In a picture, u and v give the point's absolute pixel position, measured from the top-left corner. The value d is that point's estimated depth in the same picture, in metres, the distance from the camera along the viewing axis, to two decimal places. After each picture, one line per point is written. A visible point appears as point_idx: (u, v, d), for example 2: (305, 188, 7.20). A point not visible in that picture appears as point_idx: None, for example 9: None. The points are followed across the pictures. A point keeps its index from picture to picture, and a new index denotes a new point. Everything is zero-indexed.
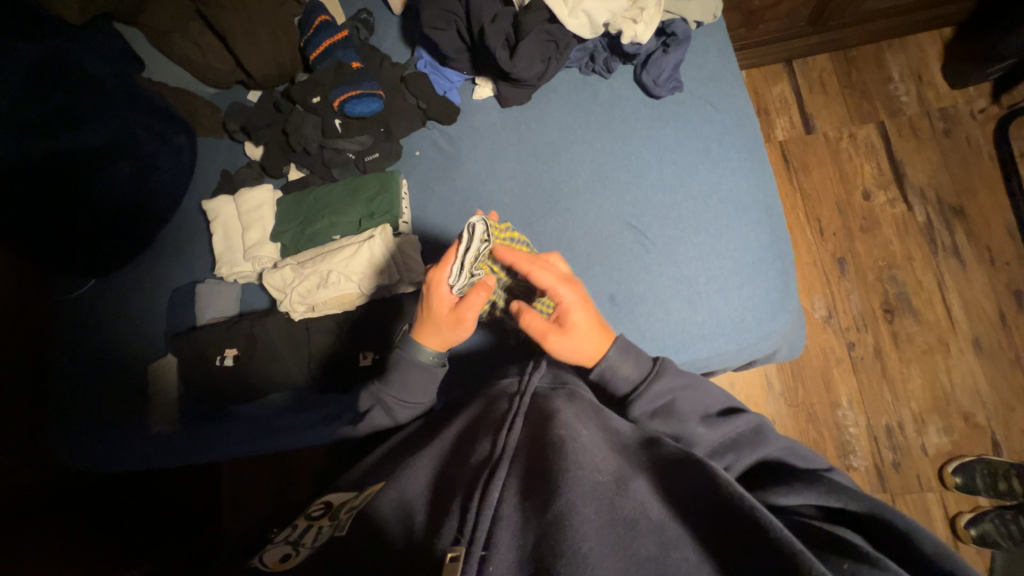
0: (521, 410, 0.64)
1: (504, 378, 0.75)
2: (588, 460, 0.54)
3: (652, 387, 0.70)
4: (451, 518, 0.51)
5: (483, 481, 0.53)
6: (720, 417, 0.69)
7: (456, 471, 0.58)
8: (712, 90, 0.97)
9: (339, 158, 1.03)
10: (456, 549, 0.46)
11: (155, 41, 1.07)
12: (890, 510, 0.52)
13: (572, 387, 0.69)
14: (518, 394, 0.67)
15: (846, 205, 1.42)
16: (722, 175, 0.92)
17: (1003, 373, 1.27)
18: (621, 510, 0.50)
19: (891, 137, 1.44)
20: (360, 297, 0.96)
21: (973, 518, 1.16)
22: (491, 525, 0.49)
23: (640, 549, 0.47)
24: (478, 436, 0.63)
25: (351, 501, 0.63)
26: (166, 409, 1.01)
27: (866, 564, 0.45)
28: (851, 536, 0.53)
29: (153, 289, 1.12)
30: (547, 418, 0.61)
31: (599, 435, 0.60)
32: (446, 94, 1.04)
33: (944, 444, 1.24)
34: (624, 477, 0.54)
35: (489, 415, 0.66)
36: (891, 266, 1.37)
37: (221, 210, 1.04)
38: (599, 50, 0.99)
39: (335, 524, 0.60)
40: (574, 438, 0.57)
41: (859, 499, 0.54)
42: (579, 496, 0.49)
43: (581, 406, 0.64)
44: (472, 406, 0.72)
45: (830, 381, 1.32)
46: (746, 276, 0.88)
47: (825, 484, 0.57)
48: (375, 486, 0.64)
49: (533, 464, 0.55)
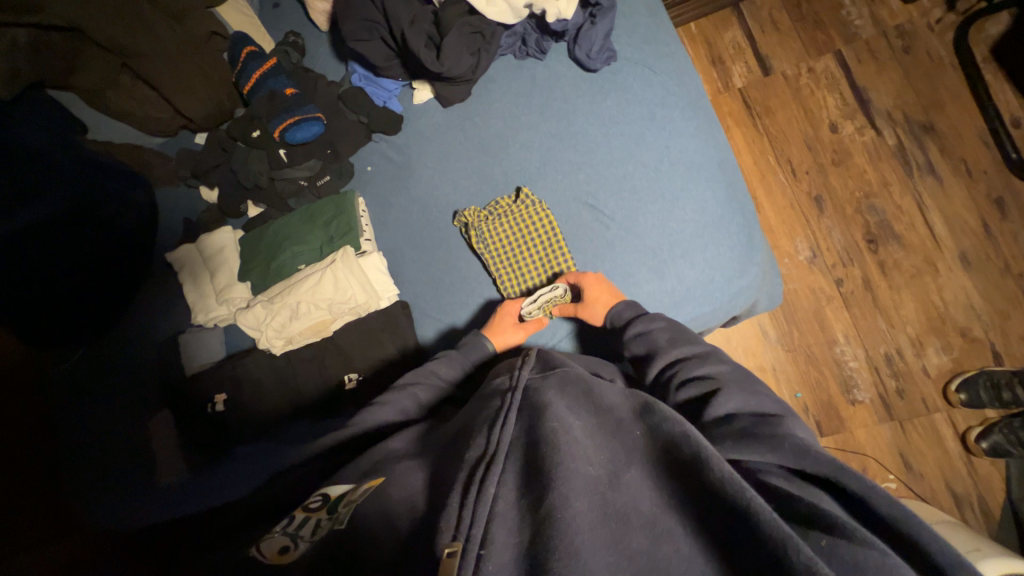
0: (515, 405, 0.54)
1: (495, 377, 0.66)
2: (581, 452, 0.46)
3: (640, 323, 0.76)
4: (449, 512, 0.42)
5: (477, 475, 0.45)
6: (697, 361, 0.66)
7: (454, 458, 0.50)
8: (649, 52, 0.95)
9: (292, 187, 1.03)
10: (455, 544, 0.39)
11: (89, 99, 1.04)
12: (849, 474, 0.46)
13: (566, 373, 0.59)
14: (511, 390, 0.57)
15: (814, 140, 1.40)
16: (671, 138, 0.91)
17: (996, 283, 1.26)
18: (612, 504, 0.43)
19: (850, 64, 1.41)
20: (335, 322, 0.97)
21: (983, 432, 1.16)
22: (487, 520, 0.41)
23: (630, 544, 0.40)
24: (472, 428, 0.54)
25: (349, 493, 0.52)
26: (171, 458, 1.03)
27: (842, 539, 0.40)
28: (820, 496, 0.47)
29: (139, 347, 1.12)
30: (540, 409, 0.51)
31: (591, 424, 0.52)
32: (387, 103, 1.03)
33: (945, 363, 1.24)
34: (617, 468, 0.46)
35: (480, 414, 0.56)
36: (869, 195, 1.35)
37: (185, 258, 1.04)
38: (529, 32, 0.97)
39: (333, 519, 0.49)
40: (568, 431, 0.48)
41: (818, 462, 0.47)
42: (572, 488, 0.42)
43: (574, 395, 0.55)
44: (460, 412, 0.62)
45: (824, 320, 1.32)
46: (709, 236, 0.87)
47: (788, 447, 0.49)
48: (375, 480, 0.53)
49: (530, 458, 0.47)
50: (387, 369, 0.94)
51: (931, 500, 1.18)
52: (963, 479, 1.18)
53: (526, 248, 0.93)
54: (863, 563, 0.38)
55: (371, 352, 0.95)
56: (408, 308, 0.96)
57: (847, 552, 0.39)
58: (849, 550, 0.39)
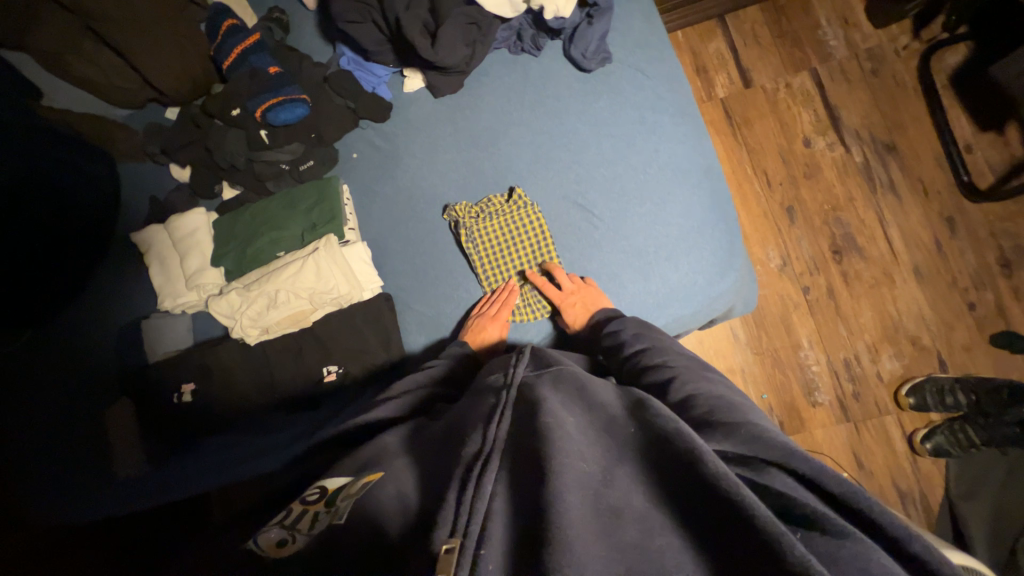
0: (510, 401, 0.53)
1: (489, 373, 0.65)
2: (575, 446, 0.45)
3: (612, 325, 0.79)
4: (446, 509, 0.41)
5: (474, 473, 0.44)
6: (656, 351, 0.70)
7: (447, 457, 0.49)
8: (642, 57, 0.96)
9: (272, 170, 0.99)
10: (452, 540, 0.38)
11: (45, 63, 0.95)
12: (799, 458, 0.45)
13: (560, 369, 0.59)
14: (505, 386, 0.57)
15: (789, 153, 1.46)
16: (661, 142, 0.93)
17: (945, 296, 1.36)
18: (604, 499, 0.42)
19: (825, 83, 1.48)
20: (314, 312, 0.94)
21: (927, 433, 1.25)
22: (484, 518, 0.40)
23: (624, 539, 0.39)
24: (466, 426, 0.53)
25: (348, 485, 0.50)
26: (130, 451, 0.97)
27: (819, 532, 0.40)
28: (777, 481, 0.45)
29: (96, 332, 1.04)
30: (535, 404, 0.51)
31: (585, 420, 0.51)
32: (376, 89, 1.01)
33: (896, 369, 1.33)
34: (610, 464, 0.45)
35: (474, 410, 0.55)
36: (836, 208, 1.43)
37: (153, 240, 0.98)
38: (525, 27, 0.96)
39: (331, 513, 0.47)
40: (563, 427, 0.47)
41: (770, 447, 0.47)
42: (566, 483, 0.41)
43: (569, 391, 0.55)
44: (452, 408, 0.61)
45: (790, 325, 1.38)
46: (692, 240, 0.89)
47: (741, 434, 0.50)
48: (373, 474, 0.51)
49: (527, 452, 0.46)
50: (368, 361, 0.92)
51: (877, 495, 1.27)
52: (908, 477, 1.27)
53: (514, 241, 0.94)
54: (839, 555, 0.38)
55: (352, 342, 0.93)
56: (391, 301, 0.94)
57: (822, 543, 0.39)
58: (826, 543, 0.39)
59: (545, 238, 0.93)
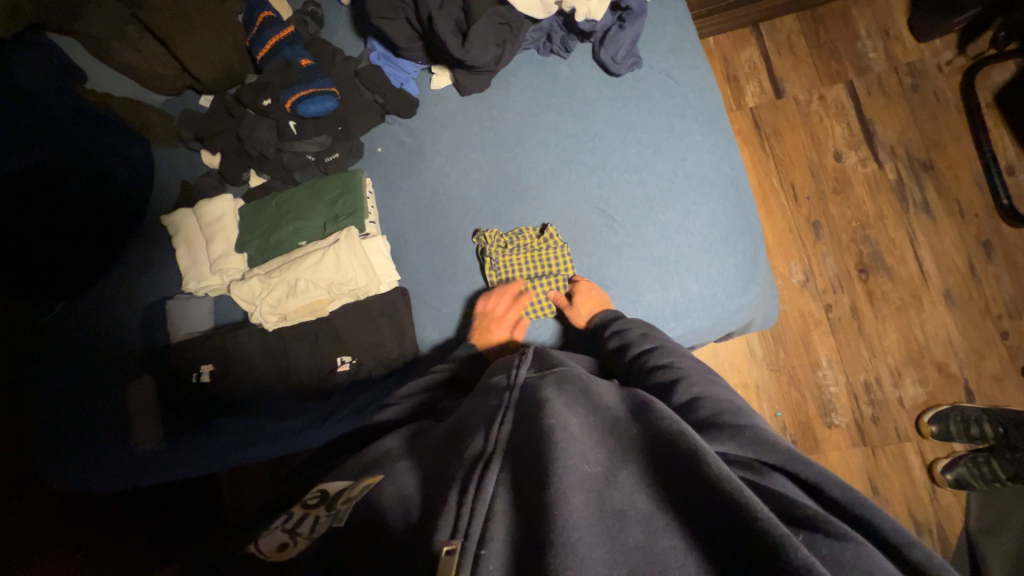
0: (512, 402, 0.53)
1: (494, 373, 0.65)
2: (576, 447, 0.44)
3: (619, 325, 0.78)
4: (448, 512, 0.42)
5: (476, 476, 0.44)
6: (661, 352, 0.69)
7: (452, 457, 0.49)
8: (673, 63, 0.95)
9: (299, 161, 1.01)
10: (454, 543, 0.38)
11: (92, 48, 1.00)
12: (803, 462, 0.44)
13: (563, 369, 0.58)
14: (509, 387, 0.57)
15: (818, 167, 1.42)
16: (687, 150, 0.91)
17: (976, 323, 1.31)
18: (607, 501, 0.41)
19: (861, 96, 1.44)
20: (332, 302, 0.96)
21: (949, 463, 1.20)
22: (485, 520, 0.40)
23: (626, 541, 0.38)
24: (469, 427, 0.53)
25: (346, 490, 0.51)
26: (147, 426, 1.00)
27: (818, 532, 0.37)
28: (780, 485, 0.44)
29: (123, 309, 1.08)
30: (537, 405, 0.50)
31: (589, 420, 0.50)
32: (404, 85, 1.01)
33: (920, 395, 1.28)
34: (613, 465, 0.44)
35: (477, 411, 0.55)
36: (864, 226, 1.39)
37: (181, 224, 1.01)
38: (556, 29, 0.96)
39: (332, 516, 0.47)
40: (565, 427, 0.46)
41: (775, 451, 0.46)
42: (567, 485, 0.40)
43: (572, 391, 0.54)
44: (458, 407, 0.61)
45: (810, 343, 1.35)
46: (714, 252, 0.88)
47: (746, 436, 0.49)
48: (373, 477, 0.52)
49: (528, 453, 0.45)
50: (381, 354, 0.94)
51: None
52: (926, 508, 1.22)
53: (529, 249, 0.91)
54: (842, 557, 0.35)
55: (367, 334, 0.94)
56: (407, 295, 0.95)
57: (823, 545, 0.36)
58: (825, 543, 0.36)
59: (560, 245, 0.92)
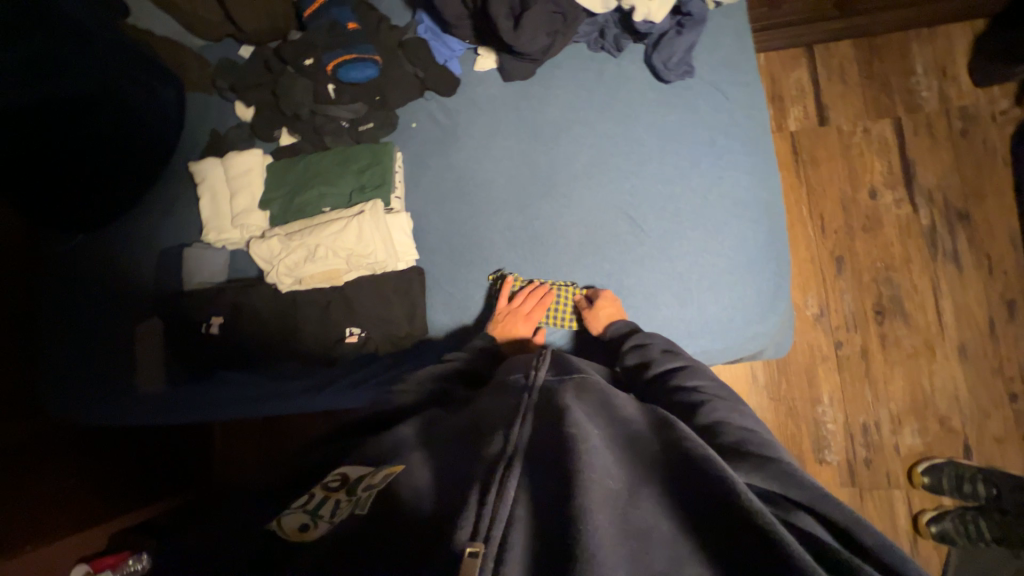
0: (532, 405, 0.52)
1: (509, 372, 0.65)
2: (601, 462, 0.44)
3: (640, 339, 0.78)
4: (468, 511, 0.41)
5: (497, 479, 0.44)
6: (686, 373, 0.68)
7: (468, 456, 0.49)
8: (725, 77, 0.92)
9: (332, 126, 0.99)
10: (477, 545, 0.38)
11: None
12: (835, 506, 0.43)
13: (585, 376, 0.58)
14: (527, 388, 0.56)
15: (850, 202, 1.39)
16: (725, 169, 0.90)
17: (987, 382, 1.29)
18: (632, 520, 0.41)
19: (906, 135, 1.40)
20: (348, 273, 0.95)
21: (935, 516, 1.21)
22: (506, 525, 0.40)
23: (650, 563, 0.38)
24: (487, 427, 0.52)
25: (370, 475, 0.51)
26: (153, 367, 1.01)
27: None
28: (807, 523, 0.43)
29: (136, 250, 1.08)
30: (560, 412, 0.50)
31: (611, 434, 0.49)
32: (447, 63, 0.99)
33: (917, 445, 1.27)
34: (638, 484, 0.44)
35: (495, 409, 0.55)
36: (888, 268, 1.36)
37: (208, 173, 1.00)
38: (610, 25, 0.93)
39: (353, 502, 0.49)
40: (589, 439, 0.45)
41: (802, 489, 0.46)
42: (594, 501, 0.40)
43: (593, 401, 0.53)
44: (475, 399, 0.61)
45: (814, 378, 1.33)
46: (738, 275, 0.87)
47: (773, 470, 0.49)
48: (395, 465, 0.52)
49: (550, 462, 0.45)
50: (391, 332, 0.94)
51: None
52: None
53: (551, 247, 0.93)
54: None
55: (377, 309, 0.94)
56: (423, 276, 0.95)
57: None
58: None
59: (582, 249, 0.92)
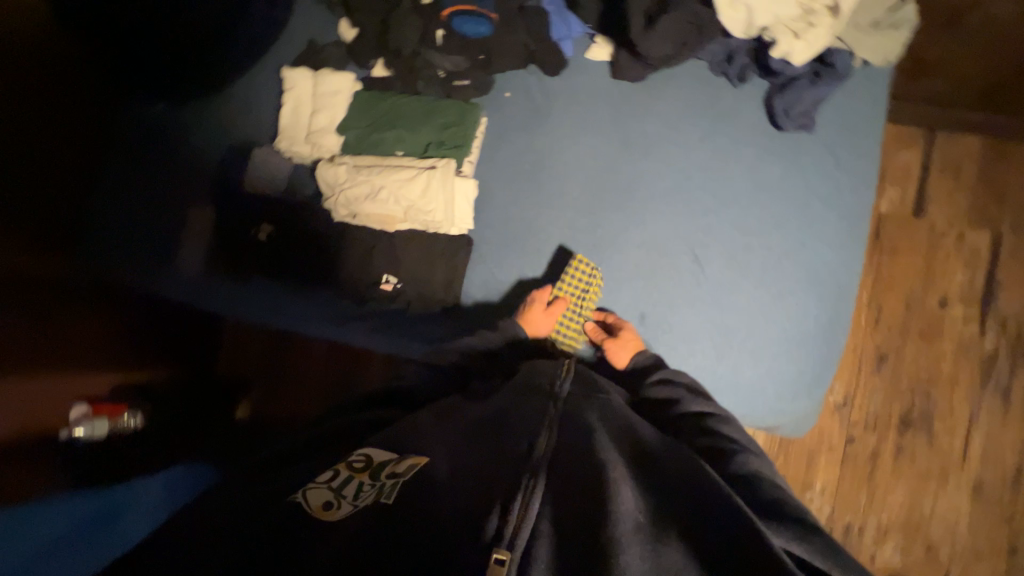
0: (557, 420, 0.59)
1: (537, 367, 0.70)
2: (628, 495, 0.50)
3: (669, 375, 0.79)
4: (495, 516, 0.47)
5: (525, 489, 0.50)
6: (716, 421, 0.71)
7: (496, 452, 0.55)
8: (842, 144, 0.87)
9: (428, 72, 0.96)
10: (502, 552, 0.45)
11: None
12: None
13: (607, 403, 0.65)
14: (555, 399, 0.63)
15: (918, 304, 1.29)
16: (810, 239, 0.86)
17: (988, 524, 1.24)
18: (662, 556, 0.45)
19: (1002, 253, 1.29)
20: (402, 223, 0.95)
21: None
22: (531, 536, 0.47)
23: None
24: (515, 430, 0.58)
25: (393, 464, 0.56)
26: (194, 250, 1.04)
27: None
28: None
29: (198, 130, 1.07)
30: (585, 438, 0.56)
31: (632, 464, 0.55)
32: (560, 42, 0.95)
33: (894, 561, 1.24)
34: (666, 521, 0.48)
35: (523, 413, 0.61)
36: (931, 382, 1.28)
37: (297, 83, 1.00)
38: (741, 52, 0.87)
39: (376, 489, 0.53)
40: (616, 471, 0.52)
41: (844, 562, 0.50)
42: (620, 534, 0.46)
43: (612, 422, 0.62)
44: (501, 393, 0.68)
45: (813, 465, 1.28)
46: (785, 347, 0.85)
47: (819, 539, 0.51)
48: (419, 457, 0.57)
49: (575, 484, 0.51)
50: (425, 291, 0.95)
51: None
52: None
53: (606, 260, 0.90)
54: None
55: (419, 264, 0.95)
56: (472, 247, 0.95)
57: None
58: None
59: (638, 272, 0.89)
